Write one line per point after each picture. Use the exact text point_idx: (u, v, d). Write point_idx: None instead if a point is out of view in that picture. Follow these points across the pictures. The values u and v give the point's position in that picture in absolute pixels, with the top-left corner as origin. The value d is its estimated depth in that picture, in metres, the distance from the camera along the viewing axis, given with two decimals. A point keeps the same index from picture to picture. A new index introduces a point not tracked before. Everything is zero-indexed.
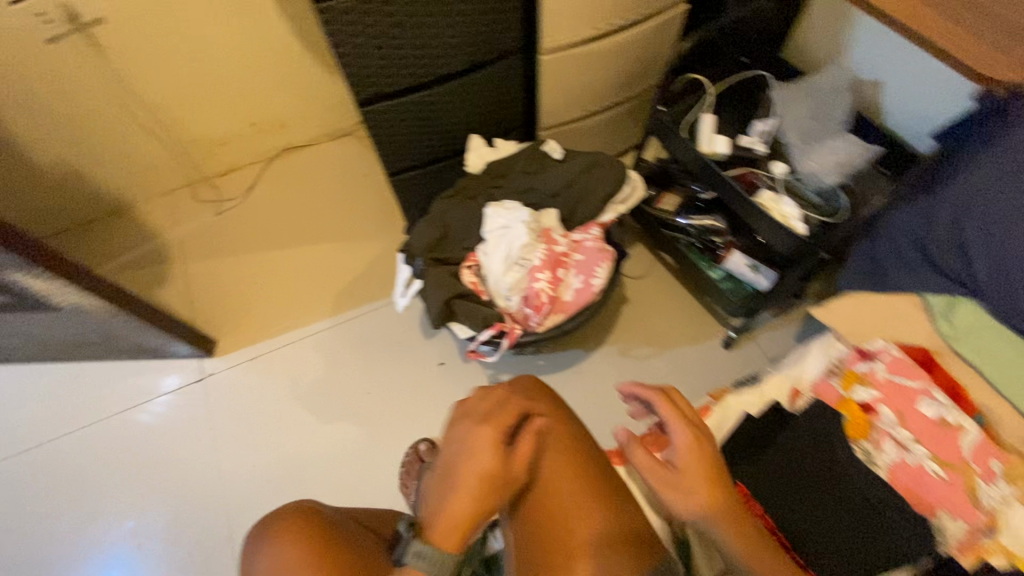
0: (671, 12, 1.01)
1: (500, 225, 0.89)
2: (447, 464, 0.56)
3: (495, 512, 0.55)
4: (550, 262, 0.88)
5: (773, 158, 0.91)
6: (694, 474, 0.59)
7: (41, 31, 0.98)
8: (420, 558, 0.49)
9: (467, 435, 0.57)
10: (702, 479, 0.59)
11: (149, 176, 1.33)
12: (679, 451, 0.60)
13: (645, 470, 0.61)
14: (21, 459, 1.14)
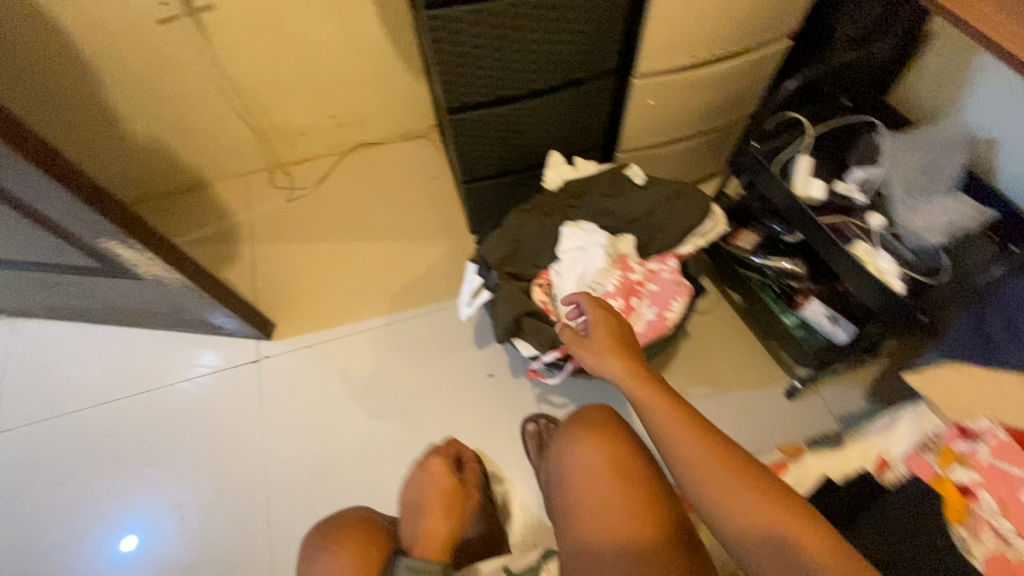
0: (773, 46, 0.98)
1: (577, 246, 0.88)
2: (404, 499, 0.76)
3: (459, 525, 0.74)
4: (624, 290, 0.86)
5: (871, 209, 0.86)
6: (601, 341, 0.69)
7: (155, 12, 1.02)
8: (413, 567, 0.65)
9: (421, 478, 0.78)
10: (605, 342, 0.69)
11: (230, 157, 1.37)
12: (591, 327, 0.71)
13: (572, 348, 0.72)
14: (81, 416, 1.18)
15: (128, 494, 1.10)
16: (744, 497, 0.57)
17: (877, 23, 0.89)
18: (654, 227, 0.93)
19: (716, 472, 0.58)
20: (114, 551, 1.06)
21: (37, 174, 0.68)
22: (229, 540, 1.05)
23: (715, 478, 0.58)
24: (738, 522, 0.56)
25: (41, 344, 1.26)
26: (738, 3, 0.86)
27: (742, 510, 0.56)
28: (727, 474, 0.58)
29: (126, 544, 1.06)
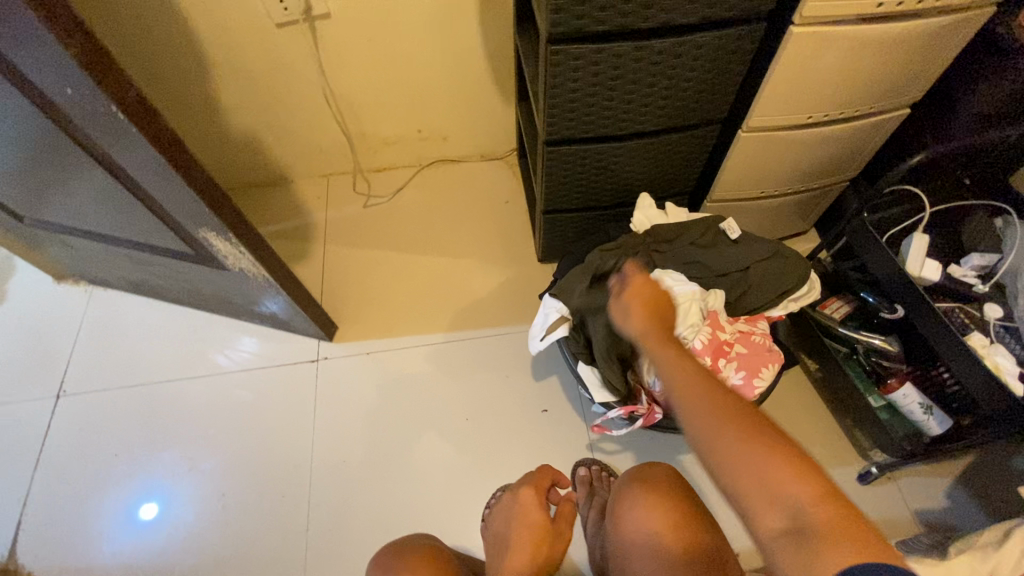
0: (891, 114, 0.94)
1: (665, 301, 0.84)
2: (502, 532, 0.83)
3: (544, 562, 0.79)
4: (712, 350, 0.82)
5: (991, 299, 0.80)
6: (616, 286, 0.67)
7: (276, 15, 1.05)
8: None
9: (518, 509, 0.84)
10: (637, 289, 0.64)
11: (316, 158, 1.41)
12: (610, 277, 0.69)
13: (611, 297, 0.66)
14: (142, 390, 1.21)
15: (151, 467, 1.13)
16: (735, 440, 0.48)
17: (1013, 104, 0.84)
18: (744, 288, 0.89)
19: (700, 397, 0.52)
20: (136, 518, 1.07)
21: (162, 163, 0.70)
22: (257, 535, 1.05)
23: (699, 406, 0.51)
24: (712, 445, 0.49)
25: (113, 316, 1.30)
26: (867, 69, 0.83)
27: (724, 436, 0.48)
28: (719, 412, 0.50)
29: (147, 511, 1.08)
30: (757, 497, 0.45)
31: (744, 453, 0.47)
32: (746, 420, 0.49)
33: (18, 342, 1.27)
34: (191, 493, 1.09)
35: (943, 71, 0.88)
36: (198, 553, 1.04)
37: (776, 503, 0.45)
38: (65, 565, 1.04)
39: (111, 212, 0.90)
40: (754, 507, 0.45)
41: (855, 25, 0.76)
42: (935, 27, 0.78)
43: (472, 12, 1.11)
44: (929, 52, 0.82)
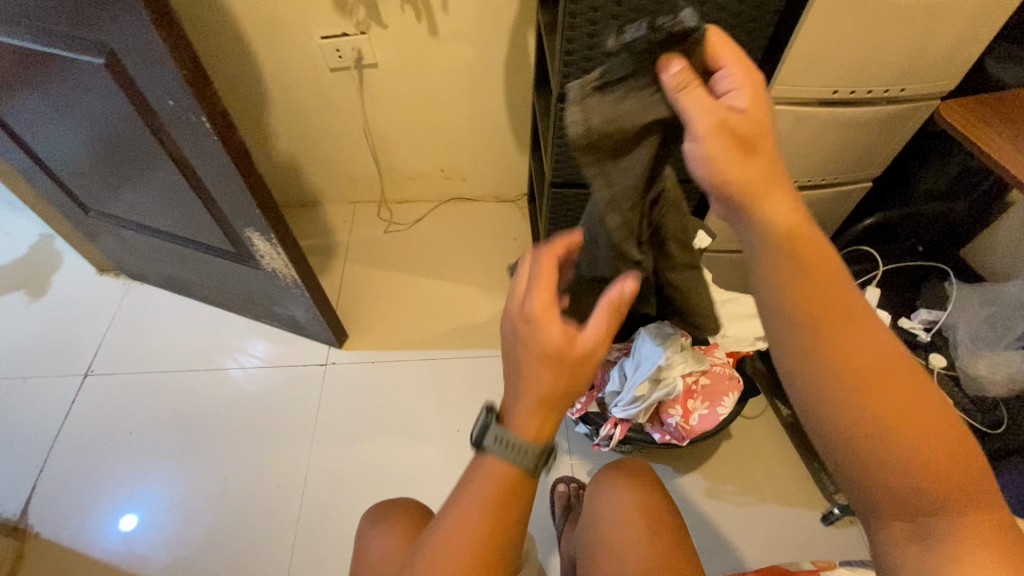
0: (854, 186, 1.08)
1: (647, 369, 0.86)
2: None
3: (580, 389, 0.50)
4: (683, 395, 0.90)
5: (933, 349, 0.90)
6: (716, 144, 0.46)
7: (331, 62, 1.23)
8: (500, 443, 0.48)
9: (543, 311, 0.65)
10: (728, 159, 0.46)
11: (347, 185, 1.57)
12: (694, 119, 0.46)
13: (705, 146, 0.46)
14: (160, 377, 1.31)
15: (140, 470, 1.18)
16: (893, 450, 0.41)
17: (955, 184, 0.97)
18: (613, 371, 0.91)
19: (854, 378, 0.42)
20: (115, 530, 1.11)
21: (229, 166, 0.84)
22: (241, 532, 1.11)
23: (852, 395, 0.42)
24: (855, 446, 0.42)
25: (145, 307, 1.42)
26: (831, 144, 0.97)
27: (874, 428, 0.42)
28: (873, 403, 0.42)
29: (126, 523, 1.12)
30: (893, 504, 0.43)
31: (892, 445, 0.41)
32: (905, 413, 0.41)
33: (58, 323, 1.39)
34: (175, 498, 1.15)
35: (897, 155, 1.01)
36: (177, 552, 1.09)
37: (909, 513, 0.43)
38: (70, 528, 1.11)
39: (171, 209, 1.04)
40: (880, 505, 0.44)
41: (817, 108, 0.90)
42: (887, 115, 0.92)
43: (498, 72, 1.29)
44: (883, 135, 0.96)
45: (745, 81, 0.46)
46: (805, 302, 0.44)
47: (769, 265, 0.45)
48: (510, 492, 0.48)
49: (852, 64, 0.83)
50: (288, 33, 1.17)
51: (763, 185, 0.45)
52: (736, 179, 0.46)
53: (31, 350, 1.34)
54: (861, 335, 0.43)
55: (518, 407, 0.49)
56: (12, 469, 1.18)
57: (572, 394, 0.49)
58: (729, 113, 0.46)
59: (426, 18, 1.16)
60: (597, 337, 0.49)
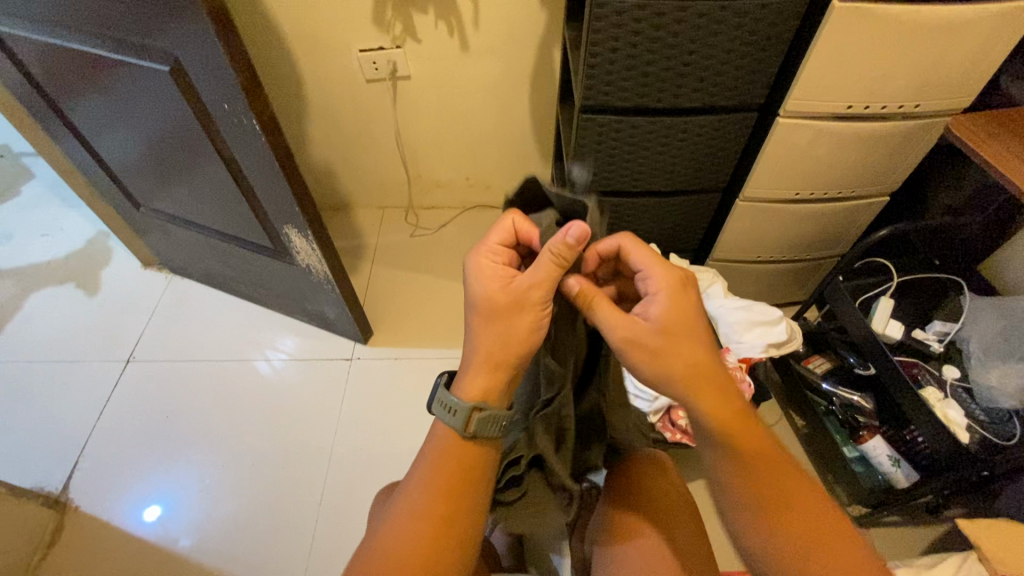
0: (871, 200, 1.10)
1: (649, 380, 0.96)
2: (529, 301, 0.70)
3: (517, 336, 0.59)
4: None
5: (947, 361, 0.93)
6: (642, 357, 0.58)
7: (368, 73, 1.31)
8: (442, 407, 0.59)
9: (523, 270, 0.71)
10: (645, 357, 0.58)
11: (377, 191, 1.64)
12: (616, 339, 0.59)
13: (633, 356, 0.58)
14: (196, 366, 1.38)
15: (174, 453, 1.24)
16: None
17: (971, 201, 0.99)
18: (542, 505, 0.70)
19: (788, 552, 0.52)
20: (139, 521, 1.15)
21: (273, 165, 0.91)
22: (265, 517, 1.16)
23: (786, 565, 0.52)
24: None
25: (184, 299, 1.51)
26: (846, 158, 0.99)
27: None
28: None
29: (149, 515, 1.16)
30: None
31: None
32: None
33: (104, 312, 1.48)
34: (198, 488, 1.19)
35: (914, 168, 1.03)
36: (201, 534, 1.14)
37: None
38: (105, 504, 1.17)
39: (216, 206, 1.12)
40: None
41: (833, 121, 0.93)
42: (903, 130, 0.95)
43: (524, 85, 1.35)
44: (899, 151, 0.99)
45: (658, 290, 0.60)
46: (752, 480, 0.55)
47: (719, 464, 0.56)
48: (460, 453, 0.58)
49: (867, 79, 0.86)
50: (329, 46, 1.25)
51: (691, 383, 0.57)
52: (668, 386, 0.58)
53: (79, 336, 1.43)
54: (799, 507, 0.54)
55: (468, 368, 0.60)
56: (57, 443, 1.26)
57: (519, 336, 0.59)
58: (640, 326, 0.58)
59: (458, 33, 1.23)
60: (530, 281, 0.59)
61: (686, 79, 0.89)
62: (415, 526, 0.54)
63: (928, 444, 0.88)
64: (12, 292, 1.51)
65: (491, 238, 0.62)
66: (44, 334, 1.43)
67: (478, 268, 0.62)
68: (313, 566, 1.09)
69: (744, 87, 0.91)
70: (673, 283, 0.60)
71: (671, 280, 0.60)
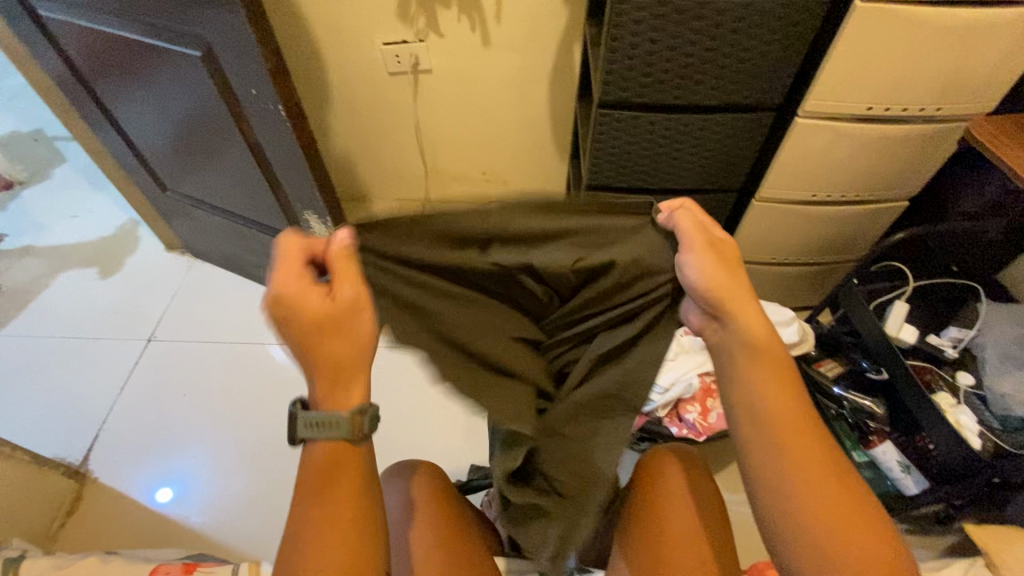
0: (889, 204, 1.10)
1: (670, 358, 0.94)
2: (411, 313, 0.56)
3: (358, 335, 0.55)
4: (701, 394, 0.94)
5: (960, 366, 0.93)
6: (707, 260, 0.57)
7: (390, 66, 1.33)
8: (316, 427, 0.52)
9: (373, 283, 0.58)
10: (708, 262, 0.57)
11: (395, 183, 1.67)
12: (690, 240, 0.59)
13: (699, 256, 0.57)
14: (213, 347, 1.41)
15: (188, 432, 1.28)
16: (833, 532, 0.47)
17: (994, 207, 0.98)
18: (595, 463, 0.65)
19: (809, 458, 0.50)
20: (152, 499, 1.18)
21: (296, 151, 0.93)
22: (275, 498, 1.18)
23: (801, 469, 0.49)
24: (793, 517, 0.48)
25: (205, 283, 1.55)
26: (865, 161, 0.99)
27: (815, 503, 0.48)
28: (823, 487, 0.48)
29: (160, 497, 1.18)
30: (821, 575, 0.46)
31: (827, 524, 0.47)
32: (846, 504, 0.48)
33: (128, 292, 1.52)
34: (210, 469, 1.22)
35: (933, 174, 1.03)
36: (212, 510, 1.17)
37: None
38: (120, 476, 1.21)
39: (239, 190, 1.15)
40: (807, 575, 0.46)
41: (852, 122, 0.93)
42: (924, 134, 0.94)
43: (544, 81, 1.36)
44: (919, 155, 0.98)
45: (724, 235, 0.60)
46: (787, 392, 0.53)
47: (752, 367, 0.54)
48: (340, 466, 0.52)
49: (889, 81, 0.85)
50: (354, 38, 1.27)
51: (748, 300, 0.57)
52: (722, 289, 0.56)
53: (104, 315, 1.48)
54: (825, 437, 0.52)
55: (316, 378, 0.54)
56: (79, 416, 1.30)
57: (351, 343, 0.54)
58: (715, 242, 0.59)
59: (480, 28, 1.24)
60: (352, 287, 0.55)
61: (705, 76, 0.90)
62: (310, 527, 0.49)
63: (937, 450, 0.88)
64: (42, 270, 1.56)
65: (287, 258, 0.55)
66: (71, 311, 1.48)
67: (280, 286, 0.54)
68: None
69: (764, 86, 0.91)
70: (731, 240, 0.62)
71: None
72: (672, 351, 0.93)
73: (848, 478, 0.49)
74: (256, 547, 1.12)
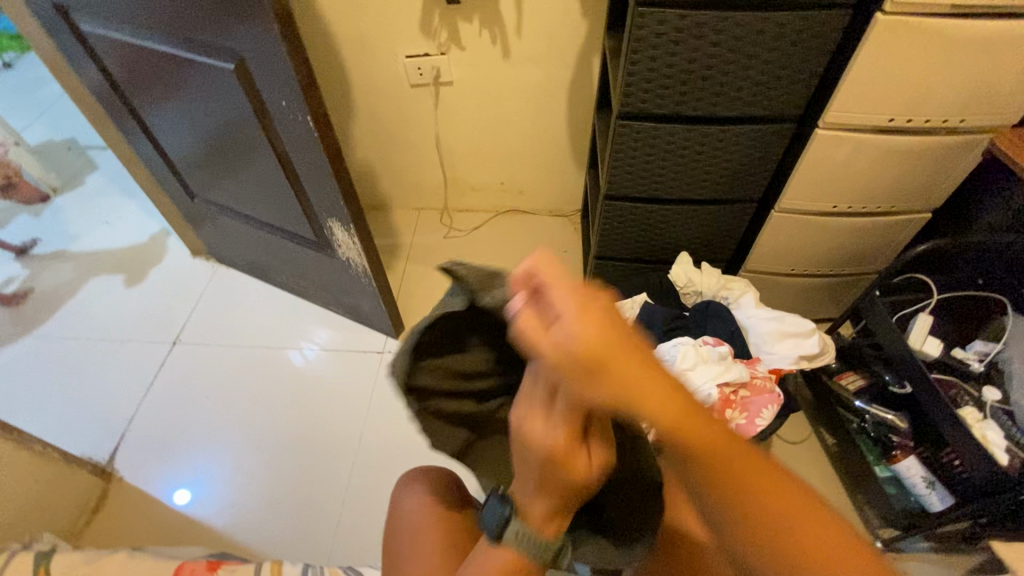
0: (912, 217, 1.09)
1: (688, 368, 0.93)
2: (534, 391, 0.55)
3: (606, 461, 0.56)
4: (720, 404, 0.93)
5: (987, 380, 0.92)
6: (580, 379, 0.43)
7: (412, 78, 1.36)
8: (523, 539, 0.58)
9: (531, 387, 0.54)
10: (580, 381, 0.43)
11: (415, 193, 1.70)
12: (543, 356, 0.44)
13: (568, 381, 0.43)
14: (235, 351, 1.44)
15: (210, 434, 1.30)
16: None
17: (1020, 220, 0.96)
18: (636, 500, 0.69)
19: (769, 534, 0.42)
20: (172, 500, 1.20)
21: (322, 161, 0.96)
22: (292, 501, 1.19)
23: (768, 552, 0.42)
24: None
25: (229, 288, 1.58)
26: (886, 173, 0.99)
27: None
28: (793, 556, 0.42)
29: (178, 498, 1.20)
30: None
31: None
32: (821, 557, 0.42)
33: (155, 296, 1.57)
34: (229, 471, 1.24)
35: (957, 186, 1.03)
36: (232, 510, 1.19)
37: None
38: (144, 476, 1.24)
39: (265, 198, 1.19)
40: None
41: (874, 134, 0.93)
42: (947, 146, 0.93)
43: (563, 93, 1.38)
44: (942, 167, 0.97)
45: (573, 313, 0.43)
46: (713, 471, 0.43)
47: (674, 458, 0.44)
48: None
49: (911, 92, 0.85)
50: (378, 52, 1.31)
51: (639, 389, 0.42)
52: (614, 400, 0.42)
53: (132, 318, 1.52)
54: (769, 487, 0.43)
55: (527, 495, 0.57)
56: (106, 417, 1.33)
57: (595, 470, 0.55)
58: (563, 340, 0.42)
59: (501, 42, 1.27)
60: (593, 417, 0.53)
61: (724, 88, 0.90)
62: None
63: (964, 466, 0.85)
64: (74, 274, 1.62)
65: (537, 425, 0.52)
66: (100, 314, 1.53)
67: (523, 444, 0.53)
68: (338, 549, 1.13)
69: (784, 97, 0.92)
70: (574, 286, 0.44)
71: (573, 283, 0.44)
72: (690, 360, 0.93)
73: (793, 508, 0.43)
74: (273, 550, 1.14)
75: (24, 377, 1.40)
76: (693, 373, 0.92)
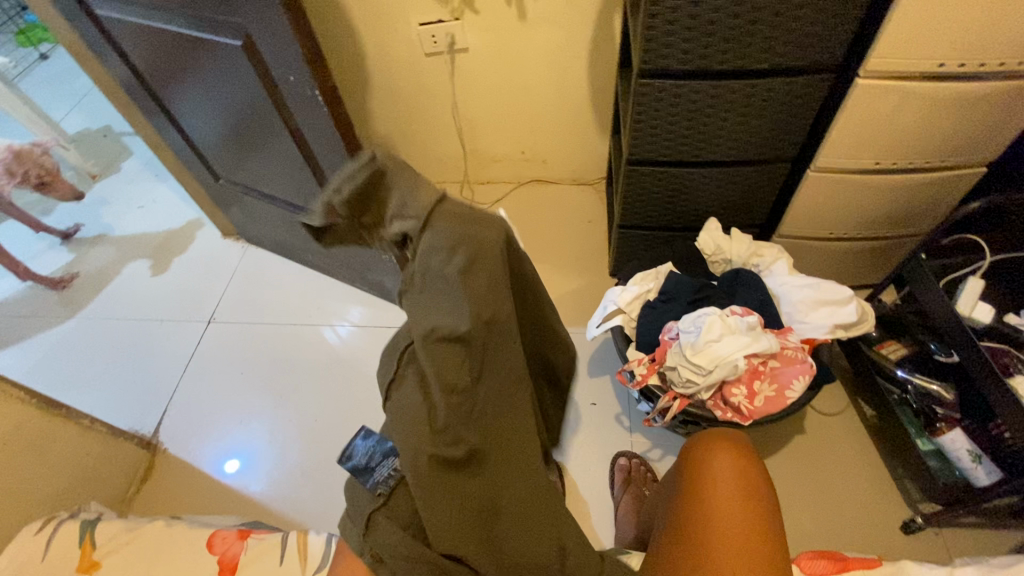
0: (964, 172, 1.00)
1: (713, 338, 0.88)
2: None
3: None
4: (747, 375, 0.89)
5: None
6: None
7: (427, 47, 1.32)
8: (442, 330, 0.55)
9: None
10: None
11: (436, 166, 1.68)
12: None
13: None
14: (268, 328, 1.49)
15: (245, 408, 1.35)
16: None
17: None
18: (451, 222, 0.52)
19: None
20: (218, 470, 1.27)
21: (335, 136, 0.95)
22: (324, 471, 1.24)
23: None
24: None
25: (258, 267, 1.62)
26: (937, 124, 0.90)
27: None
28: None
29: (219, 469, 1.26)
30: None
31: None
32: None
33: (189, 277, 1.62)
34: (266, 443, 1.29)
35: (1014, 137, 0.94)
36: (267, 480, 1.24)
37: None
38: (186, 449, 1.30)
39: (285, 175, 1.19)
40: None
41: (923, 82, 0.84)
42: (1007, 92, 0.85)
43: (584, 55, 1.32)
44: (1001, 114, 0.88)
45: None
46: None
47: None
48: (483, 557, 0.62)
49: (967, 31, 0.76)
50: (390, 23, 1.27)
51: None
52: None
53: (167, 299, 1.57)
54: None
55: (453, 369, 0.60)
56: (149, 394, 1.40)
57: None
58: None
59: (515, 3, 1.21)
60: None
61: (753, 39, 0.84)
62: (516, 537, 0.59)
63: (1015, 441, 0.79)
64: (114, 257, 1.68)
65: None
66: (140, 296, 1.59)
67: None
68: None
69: (820, 45, 0.84)
70: None
71: None
72: (716, 331, 0.89)
73: None
74: (308, 517, 1.18)
75: (75, 356, 1.48)
76: (718, 343, 0.88)
